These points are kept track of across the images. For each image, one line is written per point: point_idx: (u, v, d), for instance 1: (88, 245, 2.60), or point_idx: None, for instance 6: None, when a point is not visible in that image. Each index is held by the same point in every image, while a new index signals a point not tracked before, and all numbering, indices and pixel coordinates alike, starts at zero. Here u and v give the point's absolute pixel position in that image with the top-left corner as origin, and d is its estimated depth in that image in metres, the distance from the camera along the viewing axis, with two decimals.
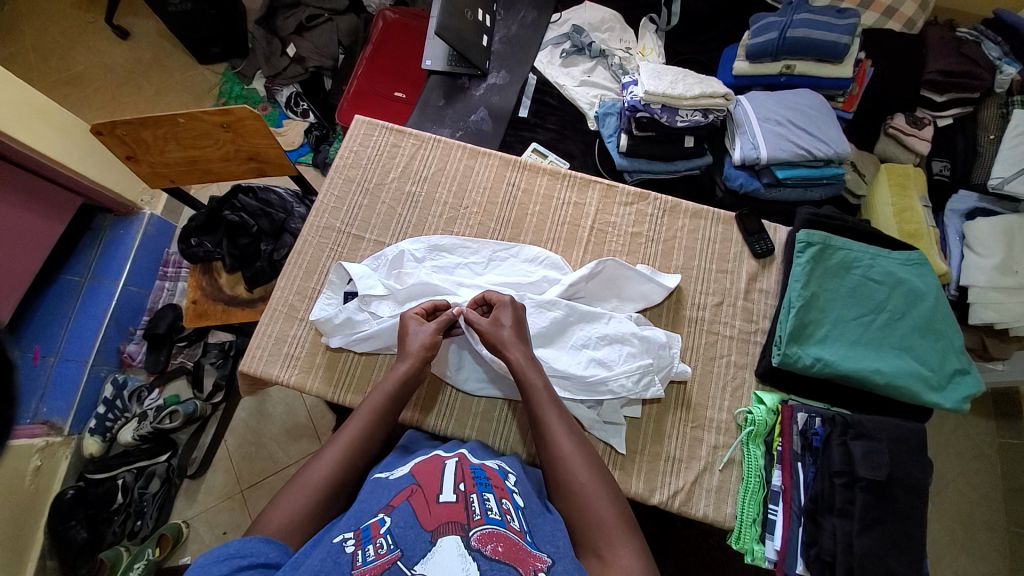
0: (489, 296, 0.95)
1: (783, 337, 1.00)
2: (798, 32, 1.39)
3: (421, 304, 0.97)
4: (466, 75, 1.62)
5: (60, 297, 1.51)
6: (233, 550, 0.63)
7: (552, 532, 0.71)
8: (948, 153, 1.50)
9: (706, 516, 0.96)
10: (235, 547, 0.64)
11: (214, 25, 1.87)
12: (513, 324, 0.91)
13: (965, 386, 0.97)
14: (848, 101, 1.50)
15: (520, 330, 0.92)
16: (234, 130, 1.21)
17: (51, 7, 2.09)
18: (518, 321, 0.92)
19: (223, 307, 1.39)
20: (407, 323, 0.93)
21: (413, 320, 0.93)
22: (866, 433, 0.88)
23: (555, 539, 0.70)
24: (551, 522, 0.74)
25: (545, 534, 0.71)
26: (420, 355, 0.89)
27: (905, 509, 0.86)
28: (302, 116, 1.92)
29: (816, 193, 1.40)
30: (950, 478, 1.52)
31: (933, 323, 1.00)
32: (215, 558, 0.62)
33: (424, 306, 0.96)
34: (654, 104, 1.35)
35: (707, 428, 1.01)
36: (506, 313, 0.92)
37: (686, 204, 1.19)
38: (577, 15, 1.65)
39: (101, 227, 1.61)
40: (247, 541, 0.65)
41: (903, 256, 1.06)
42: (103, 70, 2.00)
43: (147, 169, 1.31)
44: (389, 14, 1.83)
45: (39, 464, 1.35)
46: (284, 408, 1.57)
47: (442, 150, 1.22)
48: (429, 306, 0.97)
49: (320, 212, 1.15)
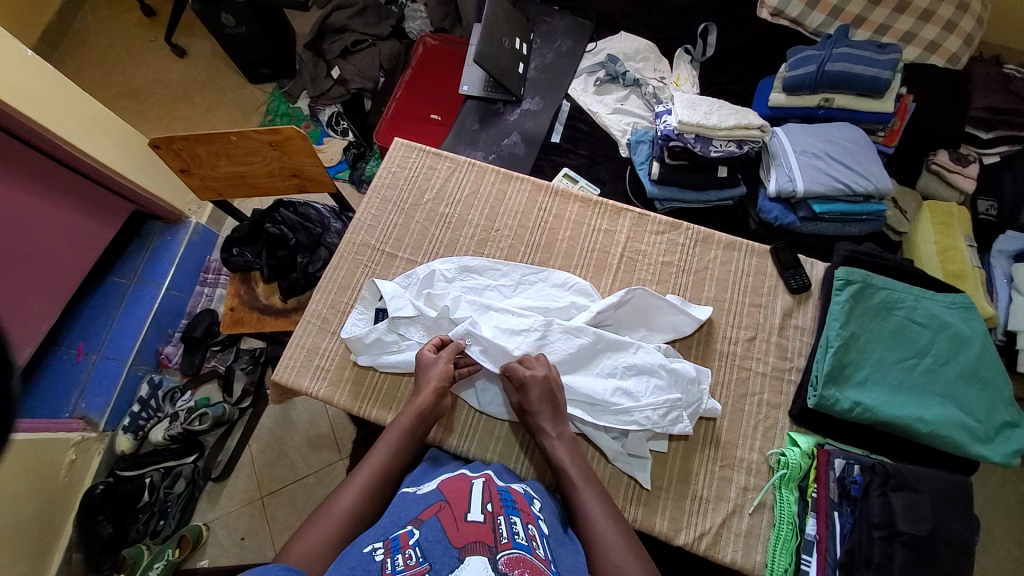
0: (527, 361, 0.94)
1: (820, 378, 0.96)
2: (838, 65, 1.37)
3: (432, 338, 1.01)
4: (501, 101, 1.66)
5: (107, 297, 1.59)
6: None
7: (575, 567, 0.71)
8: (996, 192, 1.45)
9: (734, 563, 0.92)
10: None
11: (266, 48, 1.99)
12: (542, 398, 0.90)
13: (1015, 440, 0.91)
14: (890, 135, 1.47)
15: (550, 400, 0.90)
16: (281, 149, 1.27)
17: (119, 27, 2.27)
18: (549, 393, 0.90)
19: (258, 316, 1.44)
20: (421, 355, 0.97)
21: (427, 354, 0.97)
22: (908, 485, 0.83)
23: (578, 573, 0.70)
24: (574, 553, 0.74)
25: (569, 565, 0.71)
26: (438, 388, 0.92)
27: (952, 571, 0.80)
28: (342, 134, 2.01)
29: (855, 229, 1.37)
30: (998, 536, 1.42)
31: (980, 371, 0.95)
32: None
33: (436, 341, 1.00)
34: (688, 134, 1.35)
35: (737, 468, 0.97)
36: (539, 390, 0.90)
37: (719, 235, 1.17)
38: (612, 45, 1.68)
39: (149, 234, 1.70)
40: (269, 568, 0.59)
41: (949, 298, 1.02)
42: (161, 86, 2.14)
43: (198, 182, 1.39)
44: (430, 41, 1.92)
45: (74, 458, 1.41)
46: (308, 417, 1.60)
47: (476, 173, 1.25)
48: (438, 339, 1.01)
49: (356, 229, 1.19)
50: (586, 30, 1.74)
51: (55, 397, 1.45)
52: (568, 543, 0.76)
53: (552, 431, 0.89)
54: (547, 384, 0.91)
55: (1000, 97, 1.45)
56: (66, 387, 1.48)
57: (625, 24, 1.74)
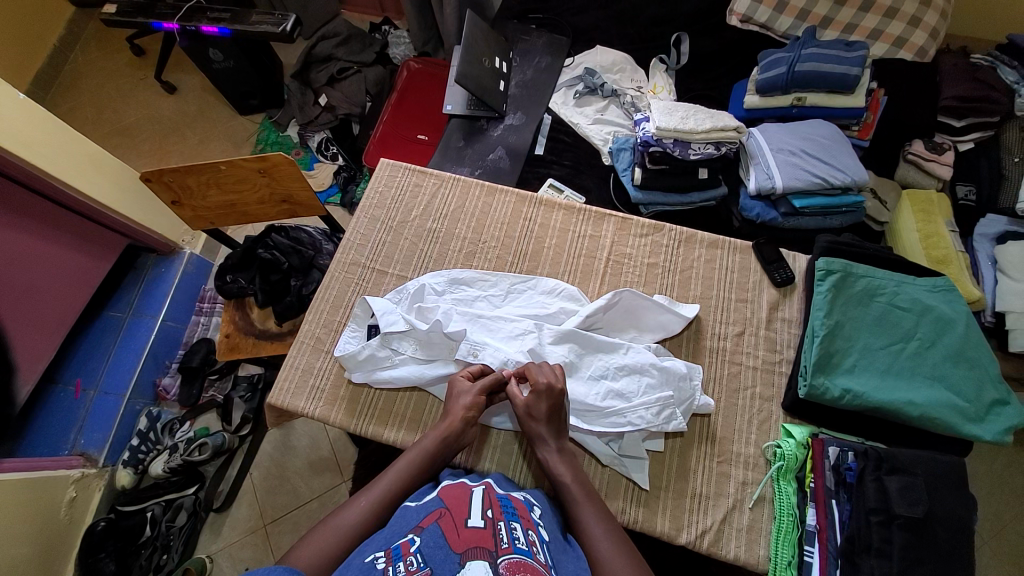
0: (529, 369, 0.93)
1: (808, 368, 0.97)
2: (807, 65, 1.42)
3: (467, 367, 0.99)
4: (485, 118, 1.70)
5: (103, 332, 1.60)
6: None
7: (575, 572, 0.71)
8: (972, 178, 1.48)
9: (737, 559, 0.91)
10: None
11: (253, 80, 2.04)
12: (550, 412, 0.90)
13: (1005, 418, 0.92)
14: (863, 129, 1.51)
15: (555, 418, 0.90)
16: (270, 175, 1.30)
17: (109, 67, 2.33)
18: (556, 408, 0.90)
19: (254, 341, 1.45)
20: (455, 384, 0.96)
21: (461, 382, 0.96)
22: (901, 468, 0.85)
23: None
24: (574, 560, 0.73)
25: (570, 572, 0.70)
26: (465, 417, 0.91)
27: (951, 552, 0.81)
28: (331, 159, 2.05)
29: (836, 221, 1.40)
30: (1009, 522, 1.41)
31: (966, 351, 0.97)
32: None
33: (472, 369, 0.98)
34: (667, 139, 1.40)
35: (734, 463, 0.97)
36: (545, 400, 0.90)
37: (702, 235, 1.20)
38: (588, 59, 1.73)
39: (144, 267, 1.71)
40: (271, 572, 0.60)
41: (929, 282, 1.04)
42: (152, 122, 2.19)
43: (190, 213, 1.42)
44: (413, 64, 1.97)
45: (74, 495, 1.40)
46: (308, 441, 1.60)
47: (461, 188, 1.28)
48: (477, 369, 0.99)
49: (346, 249, 1.21)
50: (562, 46, 1.80)
51: (56, 432, 1.46)
52: (569, 548, 0.76)
53: (552, 444, 0.89)
54: (555, 396, 0.90)
55: (969, 86, 1.48)
56: (65, 424, 1.48)
57: (600, 37, 1.80)
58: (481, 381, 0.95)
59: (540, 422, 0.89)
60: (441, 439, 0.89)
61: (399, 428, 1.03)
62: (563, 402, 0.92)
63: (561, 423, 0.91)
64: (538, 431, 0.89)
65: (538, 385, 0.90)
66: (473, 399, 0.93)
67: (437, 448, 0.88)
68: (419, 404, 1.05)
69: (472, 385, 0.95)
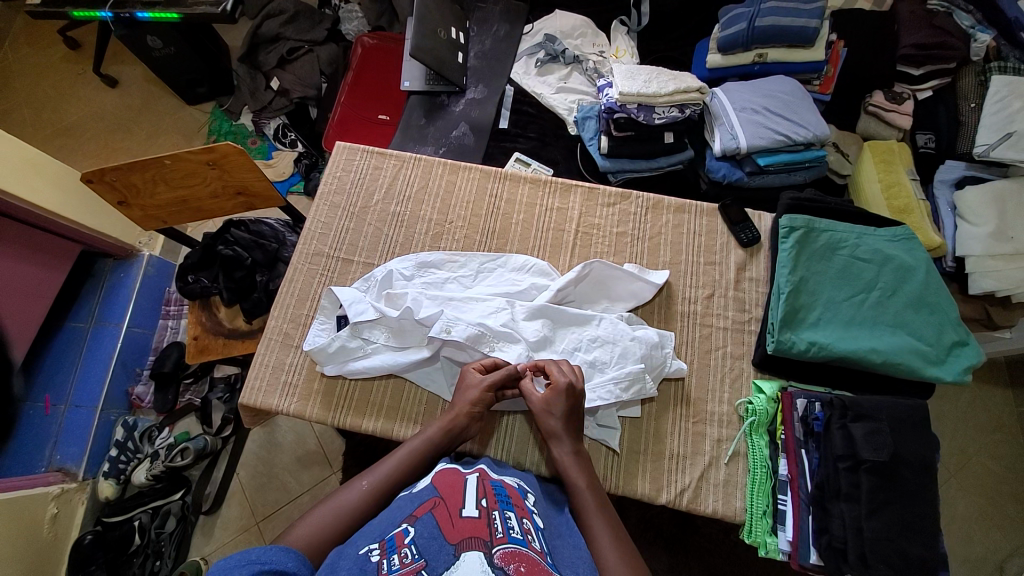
0: (548, 367, 0.92)
1: (776, 324, 0.99)
2: (767, 20, 1.39)
3: (480, 360, 0.96)
4: (445, 93, 1.64)
5: (67, 344, 1.54)
6: (254, 556, 0.61)
7: (572, 558, 0.70)
8: (932, 125, 1.50)
9: (716, 512, 0.95)
10: (257, 553, 0.61)
11: (199, 66, 1.92)
12: (563, 415, 0.88)
13: (964, 358, 0.96)
14: (825, 83, 1.52)
15: (571, 417, 0.89)
16: (220, 167, 1.23)
17: (40, 62, 2.16)
18: (573, 409, 0.89)
19: (224, 340, 1.41)
20: (466, 376, 0.94)
21: (471, 374, 0.94)
22: (866, 414, 0.87)
23: (576, 567, 0.69)
24: (571, 546, 0.73)
25: (566, 558, 0.70)
26: (472, 413, 0.90)
27: (915, 491, 0.85)
28: (291, 146, 1.97)
29: (799, 177, 1.40)
30: (974, 454, 1.50)
31: (926, 297, 0.99)
32: (237, 561, 0.59)
33: (484, 362, 0.95)
34: (630, 104, 1.37)
35: (710, 422, 1.00)
36: (560, 402, 0.88)
37: (669, 200, 1.19)
38: (548, 25, 1.67)
39: (101, 273, 1.63)
40: (268, 549, 0.62)
41: (889, 233, 1.06)
42: (95, 119, 2.06)
43: (140, 213, 1.34)
44: (367, 40, 1.87)
45: (56, 511, 1.36)
46: (294, 436, 1.58)
47: (423, 168, 1.24)
48: (488, 362, 0.95)
49: (308, 239, 1.17)
50: (520, 12, 1.73)
51: (29, 450, 1.41)
52: (564, 533, 0.76)
53: (565, 446, 0.87)
54: (571, 396, 0.89)
55: (927, 33, 1.47)
56: (37, 442, 1.42)
57: (559, 2, 1.74)
58: (492, 375, 0.92)
59: (552, 424, 0.88)
60: (446, 429, 0.88)
61: (376, 418, 1.03)
62: (580, 403, 0.90)
63: (577, 426, 0.90)
64: (552, 429, 0.88)
65: (558, 384, 0.89)
66: (481, 393, 0.91)
67: (443, 438, 0.88)
68: (396, 392, 1.05)
69: (483, 379, 0.92)
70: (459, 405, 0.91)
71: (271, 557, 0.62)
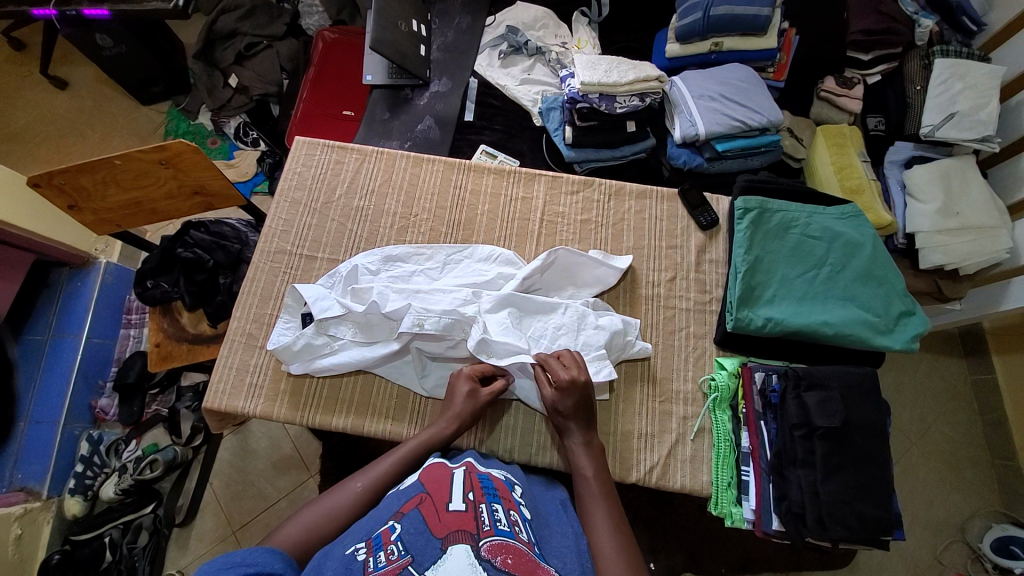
0: (559, 358, 0.92)
1: (734, 303, 1.03)
2: (721, 9, 1.42)
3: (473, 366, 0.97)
4: (408, 87, 1.63)
5: (24, 358, 1.47)
6: (240, 558, 0.60)
7: (561, 548, 0.70)
8: (881, 108, 1.55)
9: (684, 487, 0.98)
10: (241, 555, 0.60)
11: (152, 64, 1.85)
12: (577, 403, 0.89)
13: (912, 326, 1.01)
14: (778, 70, 1.56)
15: (584, 405, 0.90)
16: (174, 165, 1.20)
17: None
18: (582, 402, 0.90)
19: (188, 346, 1.37)
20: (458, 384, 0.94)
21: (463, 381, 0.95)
22: (818, 383, 0.92)
23: (563, 556, 0.69)
24: (558, 535, 0.73)
25: (554, 548, 0.70)
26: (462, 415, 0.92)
27: (868, 454, 0.89)
28: (253, 145, 1.91)
29: (756, 161, 1.45)
30: (933, 421, 1.58)
31: (875, 271, 1.04)
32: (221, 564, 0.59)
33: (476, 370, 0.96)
34: (592, 94, 1.38)
35: (675, 401, 1.03)
36: (571, 396, 0.89)
37: (630, 187, 1.21)
38: (509, 16, 1.67)
39: (56, 283, 1.55)
40: (253, 550, 0.62)
41: (839, 210, 1.10)
42: (43, 123, 1.96)
43: (92, 217, 1.29)
44: (328, 34, 1.84)
45: (21, 532, 1.30)
46: (269, 442, 1.55)
47: (385, 161, 1.23)
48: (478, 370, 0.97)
49: (269, 237, 1.14)
50: (482, 4, 1.72)
51: None
52: (552, 522, 0.76)
53: (580, 437, 0.89)
54: (580, 390, 0.89)
55: (874, 19, 1.52)
56: None
57: None
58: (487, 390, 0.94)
59: (568, 417, 0.89)
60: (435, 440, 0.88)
61: (347, 414, 1.02)
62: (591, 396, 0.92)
63: (588, 416, 0.91)
64: (565, 425, 0.90)
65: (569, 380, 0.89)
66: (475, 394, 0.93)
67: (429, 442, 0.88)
68: (366, 387, 1.04)
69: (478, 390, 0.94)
70: (453, 410, 0.92)
71: (256, 558, 0.61)
